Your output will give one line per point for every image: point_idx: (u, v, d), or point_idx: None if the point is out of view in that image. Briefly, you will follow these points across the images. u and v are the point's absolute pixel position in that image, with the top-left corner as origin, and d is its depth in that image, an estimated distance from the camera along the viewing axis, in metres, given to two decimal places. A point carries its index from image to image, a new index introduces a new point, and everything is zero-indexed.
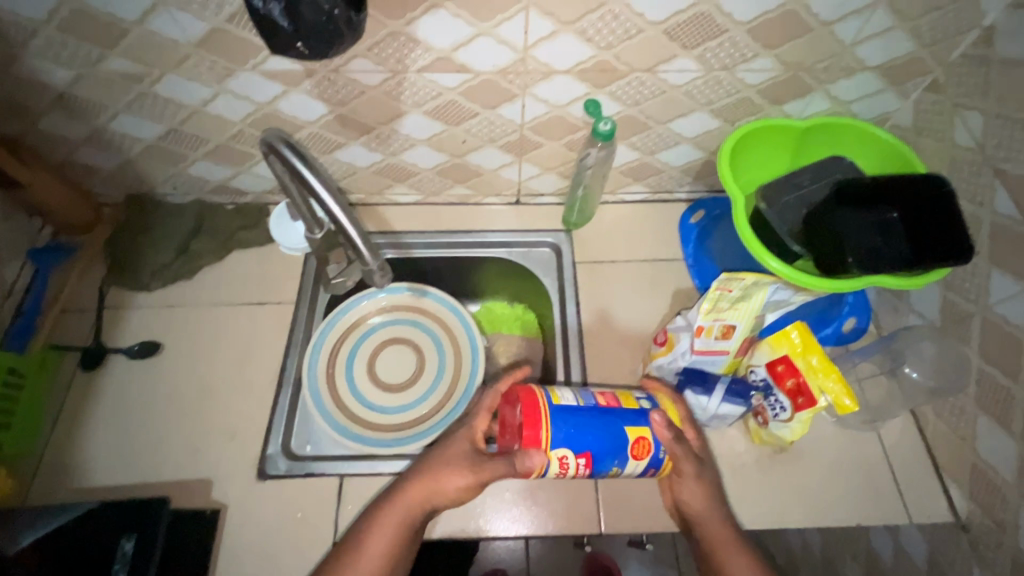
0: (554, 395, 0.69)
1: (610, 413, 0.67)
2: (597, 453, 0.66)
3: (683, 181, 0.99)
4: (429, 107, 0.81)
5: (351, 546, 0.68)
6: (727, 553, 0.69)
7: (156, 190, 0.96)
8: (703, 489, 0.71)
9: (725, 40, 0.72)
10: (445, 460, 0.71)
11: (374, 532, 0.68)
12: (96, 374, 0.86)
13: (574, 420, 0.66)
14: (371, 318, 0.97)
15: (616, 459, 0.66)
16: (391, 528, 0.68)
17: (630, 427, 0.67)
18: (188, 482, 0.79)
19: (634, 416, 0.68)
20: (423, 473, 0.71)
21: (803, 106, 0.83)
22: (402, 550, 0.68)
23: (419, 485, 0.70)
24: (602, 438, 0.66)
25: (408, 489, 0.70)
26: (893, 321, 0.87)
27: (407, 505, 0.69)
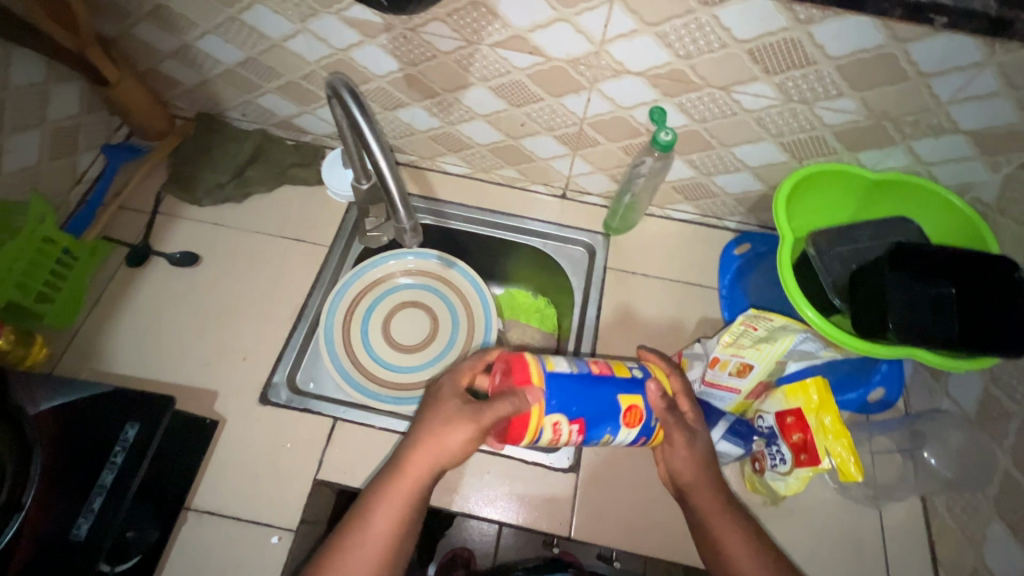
0: (547, 362, 0.67)
1: (604, 381, 0.67)
2: (591, 419, 0.65)
3: (735, 210, 0.96)
4: (495, 83, 0.81)
5: (356, 515, 0.66)
6: (720, 527, 0.67)
7: (226, 112, 1.01)
8: (694, 461, 0.69)
9: (810, 72, 0.68)
10: (445, 424, 0.67)
11: (382, 501, 0.66)
12: (138, 272, 0.91)
13: (569, 388, 0.65)
14: (396, 276, 0.99)
15: (609, 425, 0.67)
16: (400, 495, 0.66)
17: (622, 395, 0.67)
18: (196, 389, 0.83)
19: (626, 385, 0.68)
20: (423, 439, 0.67)
21: (878, 157, 0.78)
22: (412, 515, 0.66)
23: (423, 452, 0.66)
24: (596, 404, 0.66)
25: (411, 457, 0.67)
26: (923, 401, 0.82)
27: (414, 473, 0.66)
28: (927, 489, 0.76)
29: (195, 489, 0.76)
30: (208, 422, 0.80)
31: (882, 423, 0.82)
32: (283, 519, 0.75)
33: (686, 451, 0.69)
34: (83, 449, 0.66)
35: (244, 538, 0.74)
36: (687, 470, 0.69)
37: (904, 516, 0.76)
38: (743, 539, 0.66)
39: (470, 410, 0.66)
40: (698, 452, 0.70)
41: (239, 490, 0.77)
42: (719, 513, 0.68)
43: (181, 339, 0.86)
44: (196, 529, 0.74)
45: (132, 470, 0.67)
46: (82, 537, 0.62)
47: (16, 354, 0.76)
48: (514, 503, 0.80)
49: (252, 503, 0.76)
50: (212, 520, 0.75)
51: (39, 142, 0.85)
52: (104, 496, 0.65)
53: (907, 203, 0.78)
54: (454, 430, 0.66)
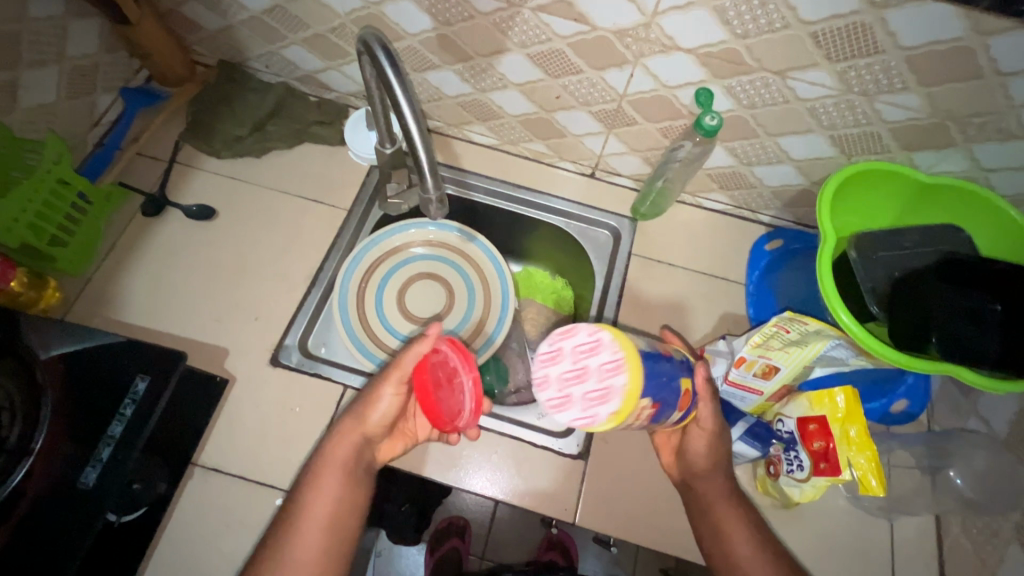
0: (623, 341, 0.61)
1: (668, 360, 0.63)
2: (666, 402, 0.60)
3: (771, 203, 0.92)
4: (533, 51, 0.76)
5: (290, 510, 0.66)
6: (719, 514, 0.69)
7: (249, 62, 0.97)
8: (709, 450, 0.70)
9: (877, 62, 0.63)
10: (366, 400, 0.71)
11: (313, 494, 0.66)
12: (154, 222, 0.89)
13: (660, 373, 0.59)
14: (414, 245, 0.96)
15: (671, 408, 0.62)
16: (331, 486, 0.67)
17: (682, 378, 0.63)
18: (208, 346, 0.82)
19: (682, 368, 0.64)
20: (344, 427, 0.70)
21: (934, 159, 0.73)
22: (349, 503, 0.67)
23: (345, 435, 0.69)
24: (669, 387, 0.61)
25: (335, 444, 0.69)
26: (949, 418, 0.79)
27: (340, 459, 0.68)
28: (943, 508, 0.75)
29: (202, 445, 0.76)
30: (218, 380, 0.79)
31: (903, 436, 0.80)
32: (289, 483, 0.75)
33: (707, 438, 0.69)
34: (94, 399, 0.66)
35: (249, 497, 0.74)
36: (702, 458, 0.71)
37: (916, 531, 0.75)
38: (748, 537, 0.67)
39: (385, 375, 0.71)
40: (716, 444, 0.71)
41: (247, 450, 0.76)
42: (722, 501, 0.70)
43: (195, 295, 0.85)
44: (202, 485, 0.74)
45: (140, 424, 0.66)
46: (89, 486, 0.62)
47: (27, 296, 0.75)
48: (520, 485, 0.80)
49: (259, 464, 0.76)
50: (219, 477, 0.75)
51: (56, 79, 0.82)
52: (112, 447, 0.64)
53: (959, 210, 0.74)
54: (374, 409, 0.70)
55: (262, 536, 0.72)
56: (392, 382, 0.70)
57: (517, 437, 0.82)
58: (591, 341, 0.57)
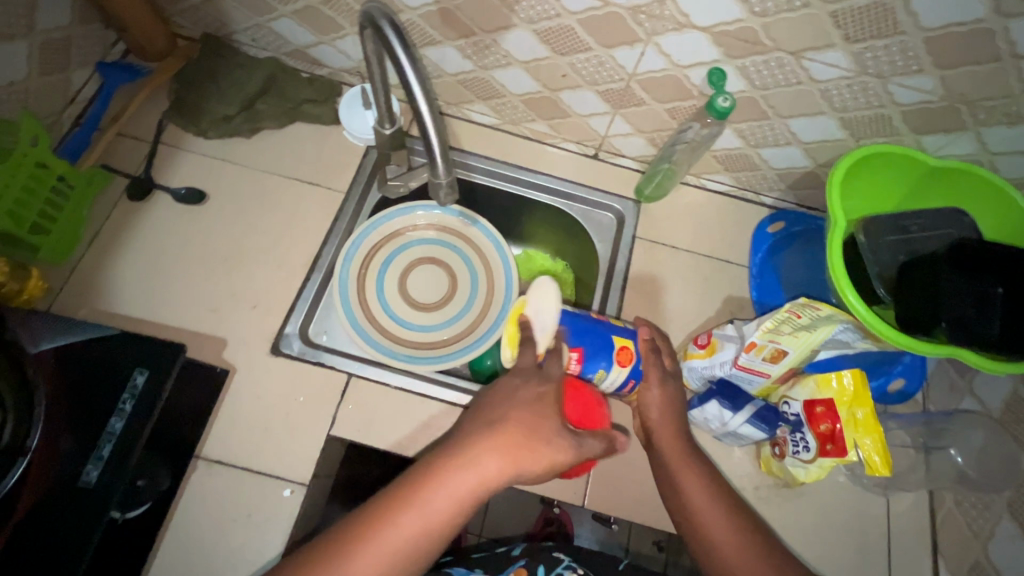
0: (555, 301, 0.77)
1: (604, 323, 0.74)
2: (588, 349, 0.71)
3: (775, 185, 0.91)
4: (541, 27, 0.73)
5: (391, 511, 0.58)
6: (679, 473, 0.68)
7: (235, 36, 0.92)
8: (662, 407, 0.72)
9: (895, 43, 0.62)
10: (500, 454, 0.60)
11: (433, 499, 0.58)
12: (141, 207, 0.85)
13: (571, 319, 0.73)
14: (414, 229, 0.94)
15: (604, 360, 0.71)
16: (456, 494, 0.59)
17: (616, 335, 0.73)
18: (205, 336, 0.79)
19: (619, 328, 0.74)
20: (530, 441, 0.61)
21: (941, 142, 0.74)
22: (437, 543, 0.59)
23: (468, 477, 0.59)
24: (593, 339, 0.72)
25: (490, 448, 0.60)
26: (945, 397, 0.81)
27: (486, 469, 0.60)
28: (937, 484, 0.77)
29: (205, 437, 0.74)
30: (218, 370, 0.77)
31: (900, 415, 0.82)
32: (295, 474, 0.74)
33: (658, 388, 0.72)
34: (91, 394, 0.64)
35: (255, 488, 0.73)
36: (656, 418, 0.72)
37: (911, 507, 0.78)
38: (706, 485, 0.67)
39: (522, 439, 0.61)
40: (669, 393, 0.73)
41: (250, 441, 0.75)
42: (682, 460, 0.69)
43: (188, 283, 0.82)
44: (207, 477, 0.72)
45: (140, 419, 0.64)
46: (92, 484, 0.60)
47: (10, 288, 0.71)
48: (527, 470, 0.80)
49: (264, 455, 0.74)
50: (224, 469, 0.73)
51: (26, 53, 0.76)
52: (113, 444, 0.62)
53: (962, 195, 0.75)
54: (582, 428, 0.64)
55: (271, 528, 0.72)
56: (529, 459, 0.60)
57: None
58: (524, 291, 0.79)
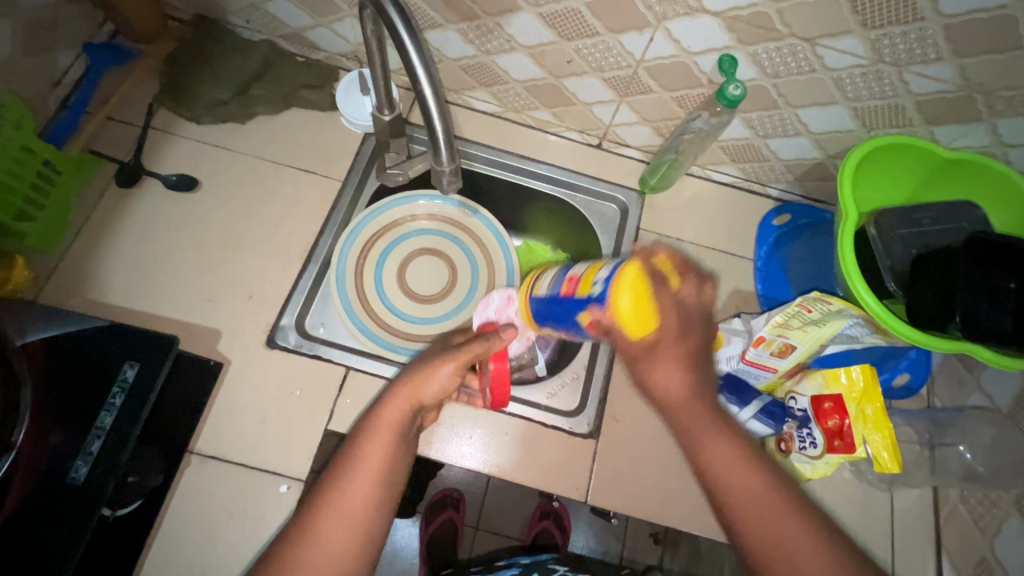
0: (538, 284, 0.68)
1: (560, 300, 0.60)
2: (563, 330, 0.64)
3: (782, 177, 0.89)
4: (546, 10, 0.71)
5: (332, 481, 0.59)
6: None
7: (228, 17, 0.88)
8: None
9: (913, 30, 0.60)
10: (423, 368, 0.66)
11: (364, 462, 0.59)
12: (131, 194, 0.83)
13: (541, 307, 0.65)
14: (414, 219, 0.91)
15: (579, 334, 0.61)
16: (386, 449, 0.61)
17: (579, 317, 0.56)
18: (198, 328, 0.77)
19: (577, 306, 0.56)
20: (400, 396, 0.64)
21: (955, 133, 0.72)
22: (398, 471, 0.61)
23: (401, 397, 0.64)
24: (561, 321, 0.62)
25: (386, 410, 0.63)
26: (951, 392, 0.80)
27: (393, 426, 0.62)
28: (943, 480, 0.77)
29: (199, 431, 0.72)
30: (212, 363, 0.75)
31: (905, 411, 0.81)
32: (292, 469, 0.72)
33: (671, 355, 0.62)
34: (79, 387, 0.61)
35: (251, 484, 0.71)
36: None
37: (915, 503, 0.77)
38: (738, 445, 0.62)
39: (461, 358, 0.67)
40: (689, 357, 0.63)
41: (245, 436, 0.73)
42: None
43: (180, 273, 0.80)
44: (201, 472, 0.71)
45: (131, 414, 0.62)
46: (81, 480, 0.58)
47: None
48: (527, 465, 0.79)
49: (260, 450, 0.73)
50: (219, 464, 0.71)
51: (10, 32, 0.73)
52: (103, 439, 0.60)
53: (973, 188, 0.74)
54: (432, 372, 0.65)
55: (267, 524, 0.70)
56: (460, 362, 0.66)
57: (526, 417, 0.81)
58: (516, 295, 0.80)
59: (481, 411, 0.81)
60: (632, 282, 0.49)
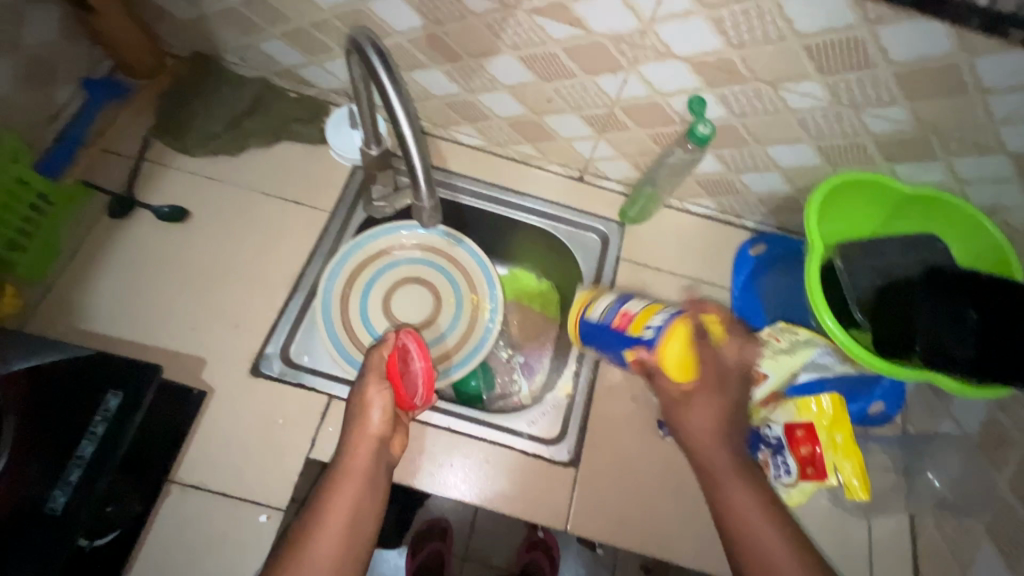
0: (589, 306, 0.77)
1: (615, 333, 0.70)
2: (604, 350, 0.74)
3: (756, 209, 0.93)
4: (525, 53, 0.75)
5: (303, 531, 0.65)
6: (726, 480, 0.67)
7: (223, 55, 0.92)
8: (716, 405, 0.67)
9: (867, 76, 0.64)
10: (362, 407, 0.72)
11: (330, 509, 0.66)
12: (122, 224, 0.84)
13: (596, 334, 0.75)
14: (399, 248, 0.93)
15: (616, 358, 0.73)
16: (351, 493, 0.67)
17: (626, 350, 0.68)
18: (183, 356, 0.78)
19: (630, 342, 0.68)
20: (353, 439, 0.71)
21: (914, 170, 0.76)
22: (365, 510, 0.67)
23: (359, 445, 0.70)
24: (609, 343, 0.71)
25: (347, 458, 0.69)
26: (924, 420, 0.82)
27: (358, 471, 0.69)
28: (918, 508, 0.77)
29: (180, 460, 0.72)
30: (195, 392, 0.75)
31: (881, 438, 0.82)
32: (273, 499, 0.72)
33: (711, 401, 0.67)
34: (60, 417, 0.62)
35: (230, 514, 0.71)
36: (706, 420, 0.67)
37: (893, 531, 0.78)
38: (750, 493, 0.66)
39: (382, 381, 0.74)
40: (728, 400, 0.68)
41: (226, 465, 0.73)
42: (728, 472, 0.68)
43: (167, 300, 0.81)
44: (180, 502, 0.71)
45: (114, 442, 0.63)
46: (59, 509, 0.59)
47: None
48: (510, 496, 0.80)
49: (241, 479, 0.73)
50: (199, 494, 0.71)
51: (12, 69, 0.76)
52: (82, 469, 0.61)
53: (934, 221, 0.77)
54: (368, 407, 0.72)
55: (244, 555, 0.69)
56: (380, 385, 0.73)
57: (505, 445, 0.82)
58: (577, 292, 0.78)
59: (461, 439, 0.81)
60: (681, 336, 0.63)
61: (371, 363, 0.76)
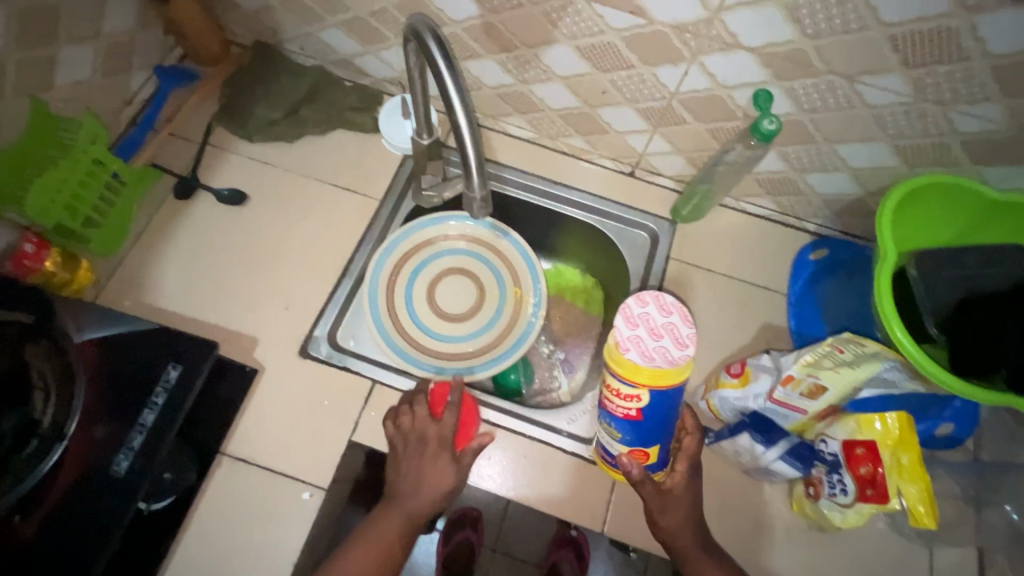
0: (655, 371, 0.59)
1: (665, 424, 0.65)
2: (644, 426, 0.65)
3: (820, 211, 0.87)
4: (583, 43, 0.73)
5: (342, 552, 0.68)
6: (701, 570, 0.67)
7: (285, 44, 0.95)
8: (686, 500, 0.69)
9: (958, 69, 0.59)
10: (424, 454, 0.73)
11: (370, 538, 0.69)
12: (186, 205, 0.88)
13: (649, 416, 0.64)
14: (445, 239, 0.93)
15: (644, 439, 0.66)
16: (389, 535, 0.69)
17: (655, 445, 0.67)
18: (237, 334, 0.81)
19: (652, 440, 0.66)
20: (409, 477, 0.72)
21: (1006, 175, 0.69)
22: (398, 552, 0.69)
23: (410, 488, 0.71)
24: (650, 430, 0.65)
25: (393, 506, 0.71)
26: (999, 446, 0.75)
27: (401, 515, 0.71)
28: (987, 541, 0.71)
29: (232, 434, 0.75)
30: (247, 369, 0.78)
31: (948, 463, 0.76)
32: (314, 478, 0.74)
33: (676, 499, 0.69)
34: (127, 384, 0.65)
35: (274, 488, 0.73)
36: (677, 516, 0.68)
37: (957, 562, 0.72)
38: None
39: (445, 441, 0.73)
40: (691, 494, 0.70)
41: (273, 442, 0.75)
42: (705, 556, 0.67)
43: (225, 280, 0.84)
44: (229, 474, 0.73)
45: (171, 413, 0.65)
46: (120, 474, 0.62)
47: (61, 276, 0.75)
48: (547, 493, 0.79)
49: (286, 457, 0.75)
50: (246, 467, 0.74)
51: (94, 55, 0.80)
52: (143, 435, 0.64)
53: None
54: (432, 461, 0.72)
55: (285, 529, 0.72)
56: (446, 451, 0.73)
57: (542, 440, 0.81)
58: (679, 316, 0.62)
59: (500, 433, 0.81)
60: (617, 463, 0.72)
61: (402, 428, 0.74)
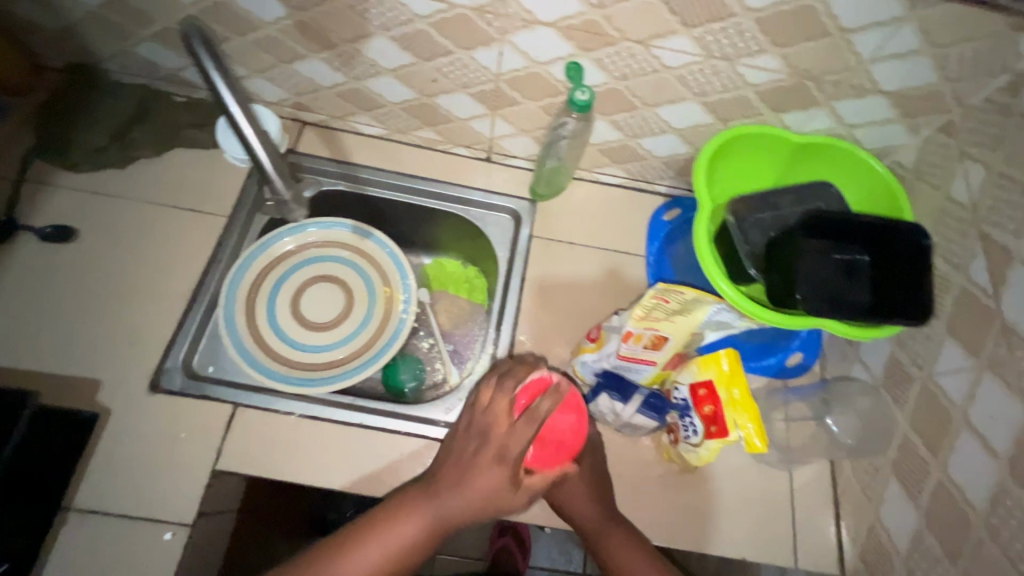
0: None
1: None
2: None
3: (665, 173, 0.92)
4: (397, 33, 0.73)
5: (351, 533, 0.63)
6: (608, 535, 0.69)
7: (102, 64, 0.88)
8: (583, 474, 0.72)
9: (730, 25, 0.63)
10: (483, 448, 0.64)
11: (392, 525, 0.63)
12: (6, 248, 0.81)
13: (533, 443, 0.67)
14: (308, 249, 0.91)
15: None
16: (412, 526, 0.63)
17: None
18: (76, 379, 0.75)
19: None
20: (470, 475, 0.63)
21: (803, 119, 0.75)
22: (416, 549, 0.63)
23: (471, 491, 0.63)
24: None
25: (439, 498, 0.64)
26: (838, 366, 0.82)
27: (437, 514, 0.63)
28: (836, 453, 0.78)
29: (78, 485, 0.70)
30: (83, 416, 0.71)
31: (798, 389, 0.82)
32: (178, 515, 0.70)
33: (575, 473, 0.72)
34: None
35: (134, 534, 0.69)
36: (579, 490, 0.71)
37: (813, 477, 0.78)
38: (631, 544, 0.69)
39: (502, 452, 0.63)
40: (589, 468, 0.73)
41: (128, 486, 0.71)
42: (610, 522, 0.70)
43: (58, 323, 0.78)
44: (80, 527, 0.69)
45: None
46: None
47: None
48: None
49: (144, 499, 0.70)
50: (100, 517, 0.69)
51: None
52: None
53: (828, 167, 0.77)
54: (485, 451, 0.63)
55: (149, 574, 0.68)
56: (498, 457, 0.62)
57: (420, 436, 0.78)
58: None
59: (374, 435, 0.78)
60: None
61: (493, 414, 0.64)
